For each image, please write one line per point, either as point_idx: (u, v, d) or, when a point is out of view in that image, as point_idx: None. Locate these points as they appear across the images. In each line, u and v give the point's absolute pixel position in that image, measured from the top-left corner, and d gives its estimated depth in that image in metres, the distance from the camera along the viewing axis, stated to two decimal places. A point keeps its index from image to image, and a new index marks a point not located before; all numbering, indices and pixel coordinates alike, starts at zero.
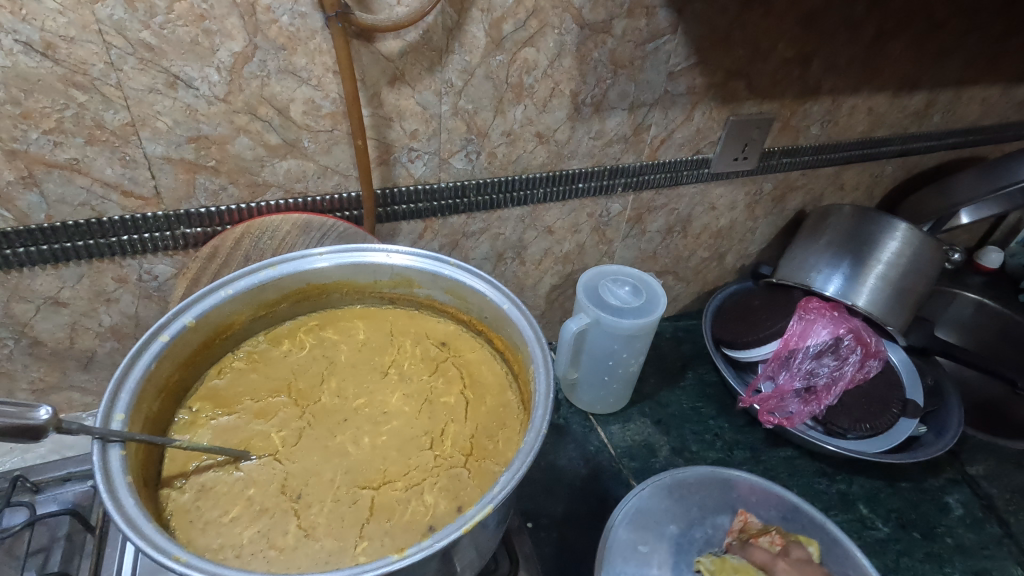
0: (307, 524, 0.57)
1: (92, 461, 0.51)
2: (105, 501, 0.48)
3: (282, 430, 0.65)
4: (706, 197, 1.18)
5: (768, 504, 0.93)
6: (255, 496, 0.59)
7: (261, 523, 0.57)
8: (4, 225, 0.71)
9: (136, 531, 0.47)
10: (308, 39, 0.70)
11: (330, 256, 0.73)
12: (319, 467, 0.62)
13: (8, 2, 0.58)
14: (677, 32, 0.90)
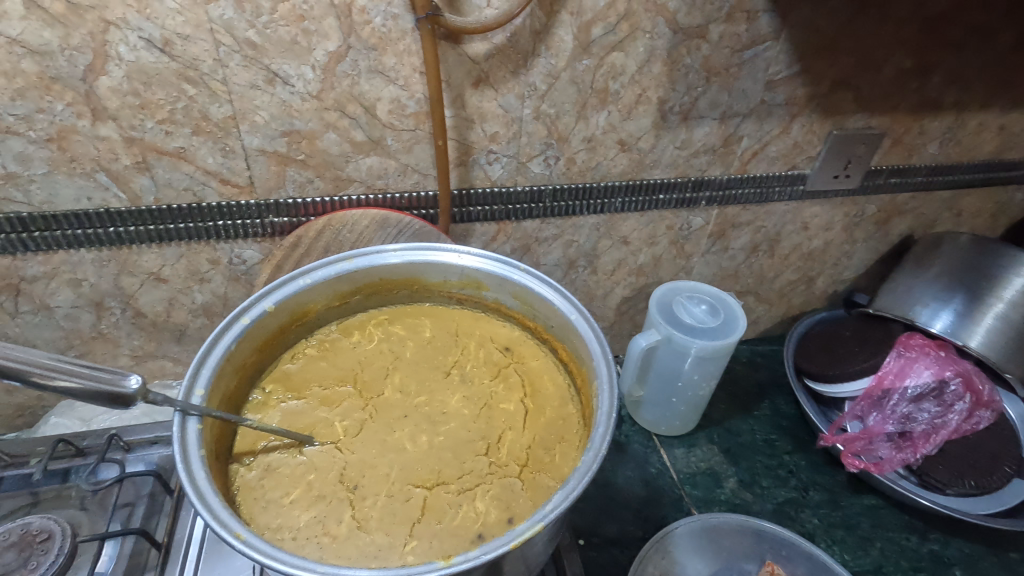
0: (360, 517, 0.58)
1: (172, 431, 0.54)
2: (179, 472, 0.51)
3: (344, 420, 0.67)
4: (798, 216, 1.10)
5: (799, 562, 0.90)
6: (315, 481, 0.61)
7: (317, 509, 0.59)
8: (119, 205, 0.78)
9: (205, 504, 0.49)
10: (398, 40, 0.72)
11: (403, 252, 0.75)
12: (377, 460, 0.63)
13: (135, 2, 0.63)
14: (780, 38, 0.84)
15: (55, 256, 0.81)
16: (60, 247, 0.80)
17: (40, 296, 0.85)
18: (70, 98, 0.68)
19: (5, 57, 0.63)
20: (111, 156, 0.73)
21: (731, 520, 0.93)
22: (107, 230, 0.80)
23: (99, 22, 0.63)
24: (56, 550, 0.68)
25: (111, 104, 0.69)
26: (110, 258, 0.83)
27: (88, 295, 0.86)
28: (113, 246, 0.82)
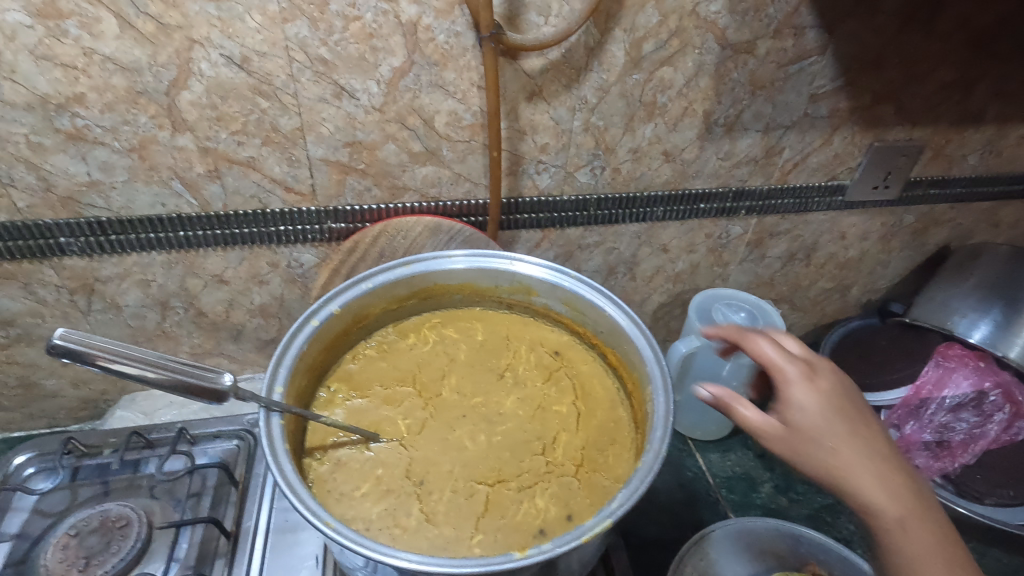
0: (428, 510, 0.62)
1: (258, 426, 0.58)
2: (268, 464, 0.55)
3: (407, 418, 0.70)
4: (835, 226, 1.12)
5: (837, 565, 0.90)
6: (384, 475, 0.64)
7: (387, 502, 0.62)
8: (190, 211, 0.82)
9: (296, 496, 0.53)
10: (459, 56, 0.75)
11: (458, 258, 0.78)
12: (440, 457, 0.66)
13: (219, 22, 0.67)
14: (825, 53, 0.86)
15: (127, 258, 0.85)
16: (132, 250, 0.84)
17: (111, 296, 0.89)
18: (154, 110, 0.72)
19: (97, 73, 0.68)
20: (186, 165, 0.78)
21: (766, 524, 0.94)
22: (177, 234, 0.84)
23: (185, 41, 0.67)
24: (135, 535, 0.73)
25: (190, 117, 0.73)
26: (178, 260, 0.87)
27: (155, 295, 0.91)
28: (181, 249, 0.86)
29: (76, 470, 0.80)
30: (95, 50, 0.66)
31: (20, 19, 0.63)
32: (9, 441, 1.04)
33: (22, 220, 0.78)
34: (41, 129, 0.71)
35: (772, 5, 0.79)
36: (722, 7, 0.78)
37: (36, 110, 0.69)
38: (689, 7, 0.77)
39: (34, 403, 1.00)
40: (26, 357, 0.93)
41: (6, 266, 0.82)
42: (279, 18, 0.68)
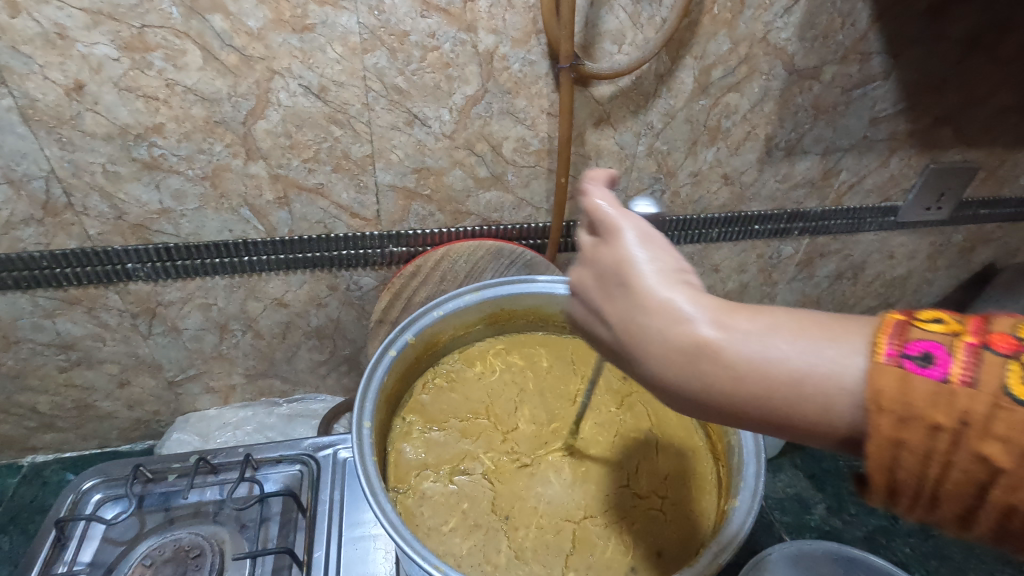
0: (518, 548, 0.62)
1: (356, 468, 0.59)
2: (373, 505, 0.57)
3: (489, 452, 0.71)
4: (885, 245, 1.11)
5: None
6: (471, 510, 0.65)
7: (477, 538, 0.63)
8: (257, 236, 0.82)
9: (403, 538, 0.55)
10: (531, 84, 0.75)
11: (537, 282, 0.77)
12: (526, 491, 0.67)
13: (300, 53, 0.67)
14: (889, 77, 0.86)
15: (191, 283, 0.85)
16: (196, 275, 0.84)
17: (172, 319, 0.89)
18: (230, 139, 0.72)
19: (178, 104, 0.68)
20: (256, 192, 0.77)
21: (824, 548, 0.91)
22: (241, 259, 0.84)
23: (266, 72, 0.68)
24: (208, 566, 0.73)
25: (264, 145, 0.73)
26: (241, 284, 0.87)
27: (215, 318, 0.91)
28: (245, 273, 0.86)
29: (143, 496, 0.79)
30: (178, 81, 0.66)
31: (107, 52, 0.63)
32: (62, 462, 1.04)
33: (92, 247, 0.78)
34: (118, 158, 0.71)
35: (841, 32, 0.79)
36: (792, 34, 0.78)
37: (115, 139, 0.69)
38: (760, 34, 0.77)
39: (88, 424, 1.01)
40: (85, 380, 0.94)
41: (72, 291, 0.82)
42: (359, 49, 0.68)
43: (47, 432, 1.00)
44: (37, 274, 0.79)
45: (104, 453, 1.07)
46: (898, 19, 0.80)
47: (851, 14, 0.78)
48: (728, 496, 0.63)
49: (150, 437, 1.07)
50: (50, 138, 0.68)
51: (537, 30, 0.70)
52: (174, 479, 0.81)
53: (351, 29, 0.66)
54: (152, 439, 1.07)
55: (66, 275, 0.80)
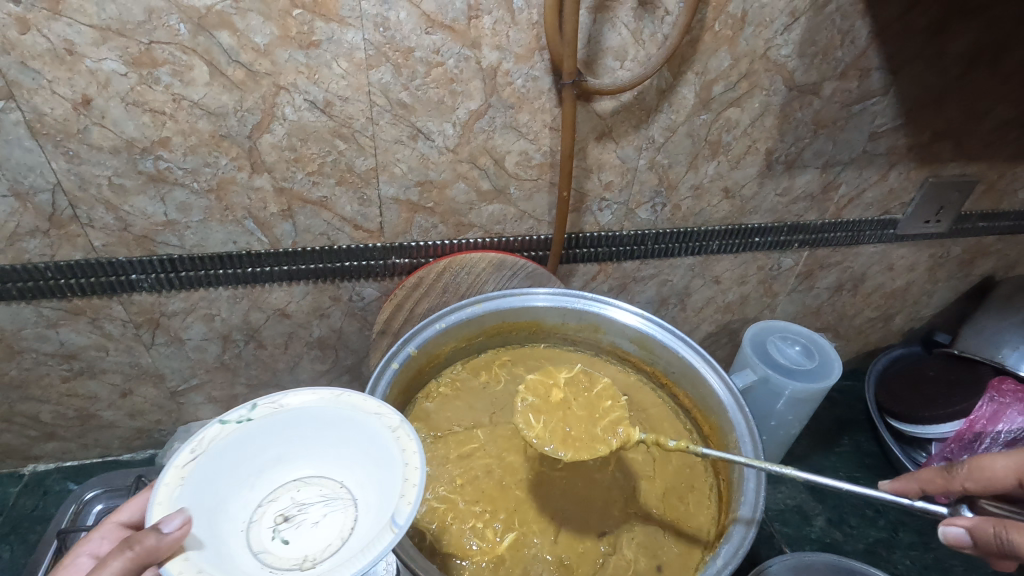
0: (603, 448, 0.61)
1: None
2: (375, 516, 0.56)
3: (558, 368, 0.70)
4: (884, 257, 1.12)
5: None
6: (542, 421, 0.63)
7: (553, 448, 0.61)
8: (260, 247, 0.83)
9: (401, 550, 0.54)
10: (535, 99, 0.76)
11: (545, 294, 0.78)
12: (599, 402, 0.66)
13: (306, 69, 0.68)
14: (888, 93, 0.87)
15: (195, 294, 0.85)
16: (200, 286, 0.85)
17: (175, 330, 0.89)
18: (235, 153, 0.73)
19: (184, 118, 0.69)
20: (261, 205, 0.78)
21: (825, 559, 0.90)
22: (245, 270, 0.84)
23: (272, 87, 0.68)
24: None
25: (269, 158, 0.74)
26: (244, 295, 0.87)
27: (218, 329, 0.91)
28: (248, 284, 0.86)
29: None
30: (185, 96, 0.67)
31: (115, 67, 0.64)
32: (63, 471, 1.04)
33: (97, 258, 0.78)
34: (124, 171, 0.71)
35: (841, 48, 0.80)
36: (792, 51, 0.79)
37: (122, 153, 0.70)
38: (761, 51, 0.78)
39: (91, 433, 1.01)
40: (87, 390, 0.94)
41: (76, 302, 0.83)
42: (365, 64, 0.69)
43: (49, 442, 1.00)
44: (41, 285, 0.79)
45: (105, 462, 1.07)
46: (897, 36, 0.80)
47: (851, 32, 0.79)
48: (728, 514, 0.63)
49: (152, 445, 1.07)
50: (57, 152, 0.68)
51: (541, 46, 0.71)
52: None
53: (357, 45, 0.67)
54: (153, 448, 1.08)
55: (70, 286, 0.80)
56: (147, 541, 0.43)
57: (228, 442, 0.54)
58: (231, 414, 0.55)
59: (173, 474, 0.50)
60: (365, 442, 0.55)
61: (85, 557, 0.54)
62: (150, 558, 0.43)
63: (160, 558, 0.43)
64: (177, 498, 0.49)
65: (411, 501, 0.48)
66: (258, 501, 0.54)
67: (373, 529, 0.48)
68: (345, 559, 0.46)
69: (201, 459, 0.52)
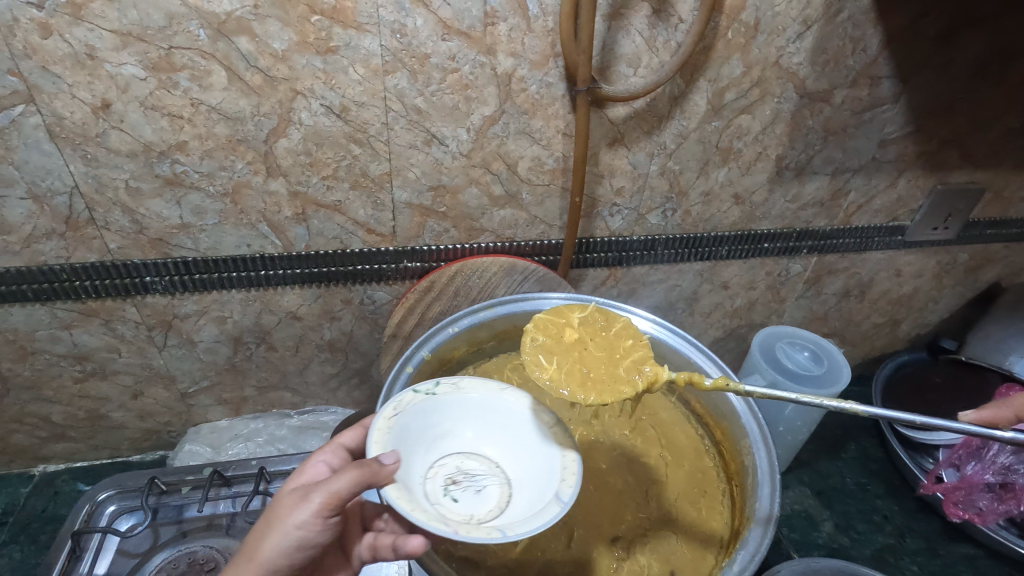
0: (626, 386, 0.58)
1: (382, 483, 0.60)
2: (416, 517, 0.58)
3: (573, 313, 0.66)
4: (892, 264, 1.12)
5: None
6: (556, 362, 0.60)
7: (571, 387, 0.57)
8: (274, 250, 0.83)
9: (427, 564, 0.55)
10: (548, 105, 0.76)
11: (557, 299, 0.79)
12: (618, 342, 0.63)
13: (323, 74, 0.68)
14: (899, 101, 0.87)
15: (207, 296, 0.86)
16: (213, 288, 0.85)
17: (187, 332, 0.90)
18: (251, 157, 0.73)
19: (202, 123, 0.69)
20: (275, 209, 0.79)
21: (832, 564, 0.90)
22: (258, 273, 0.85)
23: (289, 92, 0.69)
24: None
25: (285, 162, 0.75)
26: (256, 297, 0.88)
27: (229, 331, 0.91)
28: (260, 287, 0.87)
29: (157, 509, 0.80)
30: (203, 101, 0.68)
31: (134, 71, 0.64)
32: (73, 472, 1.05)
33: (112, 260, 0.79)
34: (141, 174, 0.72)
35: (852, 57, 0.81)
36: (804, 59, 0.79)
37: (139, 157, 0.70)
38: (774, 58, 0.79)
39: (100, 434, 1.01)
40: (98, 391, 0.94)
41: (90, 304, 0.83)
42: (381, 70, 0.69)
43: (59, 442, 1.01)
44: (56, 287, 0.80)
45: (114, 463, 1.07)
46: (908, 45, 0.81)
47: (862, 40, 0.79)
48: (742, 519, 0.64)
49: (160, 447, 1.08)
50: (75, 155, 0.69)
51: (556, 53, 0.72)
52: (188, 491, 0.81)
53: (374, 52, 0.68)
54: (162, 450, 1.08)
55: (85, 288, 0.81)
56: (374, 466, 0.47)
57: (421, 406, 0.58)
58: (421, 385, 0.59)
59: (380, 422, 0.54)
60: (530, 427, 0.60)
61: (321, 465, 0.56)
62: (374, 480, 0.47)
63: (382, 483, 0.48)
64: (387, 441, 0.53)
65: (570, 485, 0.53)
66: (429, 462, 0.56)
67: (536, 505, 0.52)
68: (514, 521, 0.50)
69: (402, 415, 0.56)
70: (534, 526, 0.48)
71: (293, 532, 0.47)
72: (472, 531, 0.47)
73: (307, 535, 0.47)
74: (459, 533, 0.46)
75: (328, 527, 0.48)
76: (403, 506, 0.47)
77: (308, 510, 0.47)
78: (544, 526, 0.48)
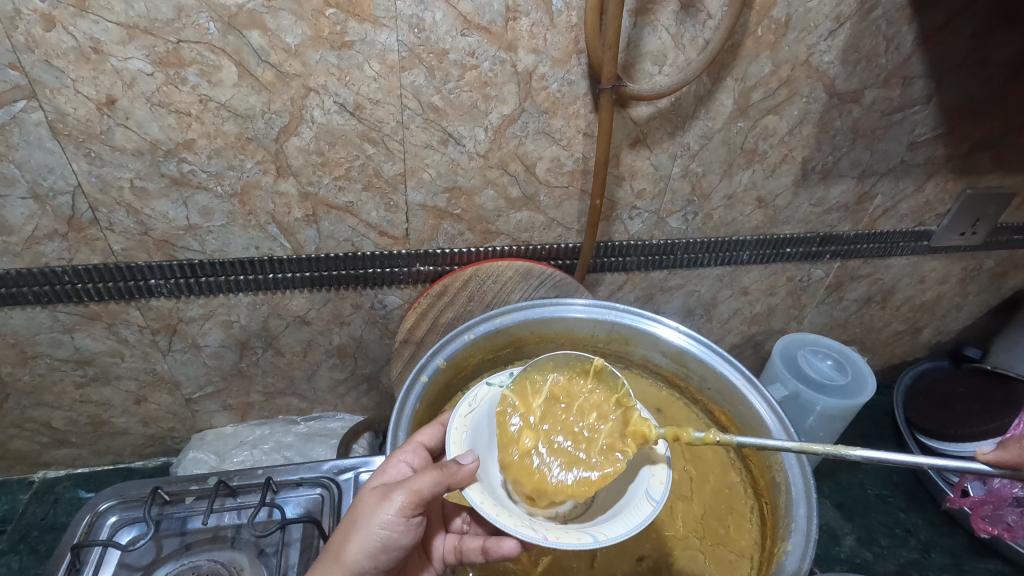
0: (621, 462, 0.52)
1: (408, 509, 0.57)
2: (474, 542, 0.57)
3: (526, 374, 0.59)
4: (916, 270, 1.09)
5: None
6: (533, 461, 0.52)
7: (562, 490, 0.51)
8: (283, 253, 0.80)
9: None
10: (570, 104, 0.73)
11: (576, 305, 0.76)
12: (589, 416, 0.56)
13: (338, 70, 0.66)
14: (930, 102, 0.84)
15: (214, 300, 0.83)
16: (219, 291, 0.82)
17: (193, 336, 0.87)
18: (261, 156, 0.70)
19: (210, 120, 0.66)
20: (284, 210, 0.76)
21: None
22: (266, 276, 0.82)
23: (301, 89, 0.66)
24: None
25: (295, 162, 0.72)
26: (264, 301, 0.85)
27: (236, 335, 0.88)
28: (268, 291, 0.84)
29: (160, 520, 0.77)
30: (211, 97, 0.65)
31: (141, 66, 0.61)
32: (74, 478, 1.02)
33: (116, 263, 0.76)
34: (147, 174, 0.69)
35: (885, 55, 0.78)
36: (835, 57, 0.76)
37: (145, 155, 0.68)
38: (803, 57, 0.76)
39: (102, 440, 0.99)
40: (101, 396, 0.92)
41: (93, 307, 0.80)
42: (397, 66, 0.66)
43: (60, 448, 0.98)
44: (58, 289, 0.77)
45: (116, 470, 1.04)
46: (943, 43, 0.78)
47: (896, 38, 0.76)
48: (774, 540, 0.61)
49: (164, 453, 1.05)
50: (78, 153, 0.66)
51: (579, 50, 0.69)
52: (192, 501, 0.78)
53: (390, 47, 0.65)
54: (166, 456, 1.06)
55: (87, 291, 0.78)
56: (453, 468, 0.49)
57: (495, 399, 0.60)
58: (495, 377, 0.61)
59: (458, 419, 0.57)
60: None
61: (402, 465, 0.56)
62: (453, 480, 0.49)
63: (460, 483, 0.50)
64: (464, 440, 0.55)
65: (662, 481, 0.53)
66: None
67: (626, 502, 0.53)
68: (602, 522, 0.51)
69: (477, 411, 0.58)
70: (627, 528, 0.49)
71: (379, 531, 0.50)
72: (561, 537, 0.48)
73: (392, 534, 0.50)
74: (548, 539, 0.47)
75: (411, 527, 0.51)
76: (489, 512, 0.48)
77: (391, 509, 0.50)
78: (638, 526, 0.49)
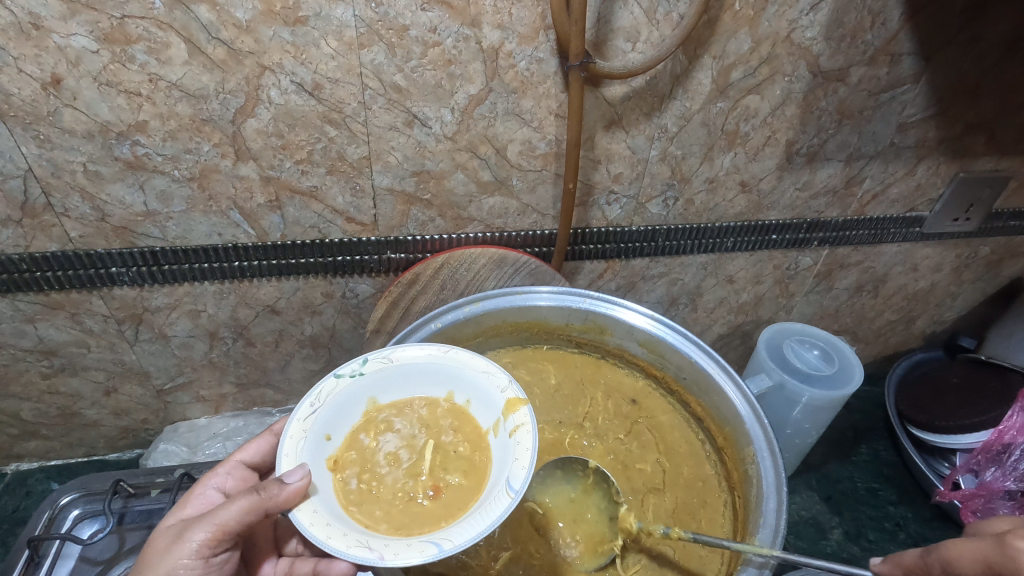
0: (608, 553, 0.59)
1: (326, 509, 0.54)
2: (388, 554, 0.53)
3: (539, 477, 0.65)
4: (908, 258, 1.06)
5: None
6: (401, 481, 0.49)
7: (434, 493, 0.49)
8: (247, 240, 0.78)
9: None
10: (539, 84, 0.70)
11: (546, 293, 0.74)
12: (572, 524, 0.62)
13: (293, 48, 0.63)
14: (920, 81, 0.81)
15: (178, 289, 0.81)
16: (184, 280, 0.80)
17: (160, 326, 0.85)
18: (218, 138, 0.68)
19: (162, 101, 0.64)
20: (246, 195, 0.73)
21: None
22: (232, 264, 0.80)
23: (256, 68, 0.63)
24: None
25: (255, 145, 0.69)
26: (231, 290, 0.83)
27: (204, 325, 0.86)
28: (235, 279, 0.82)
29: (123, 513, 0.75)
30: (162, 76, 0.62)
31: (85, 43, 0.59)
32: (47, 471, 1.01)
33: (74, 250, 0.74)
34: (100, 157, 0.67)
35: (871, 31, 0.74)
36: (818, 33, 0.73)
37: (96, 138, 0.65)
38: (784, 33, 0.72)
39: (74, 432, 0.97)
40: (69, 387, 0.90)
41: (54, 296, 0.78)
42: (356, 43, 0.64)
43: (31, 440, 0.97)
44: (16, 278, 0.75)
45: (91, 462, 1.03)
46: (932, 18, 0.74)
47: (882, 13, 0.73)
48: (744, 535, 0.59)
49: (138, 445, 1.03)
50: (27, 135, 0.64)
51: (547, 25, 0.66)
52: (158, 494, 0.77)
53: (347, 23, 0.62)
54: (141, 448, 1.04)
55: (46, 280, 0.76)
56: (270, 490, 0.45)
57: (345, 393, 0.53)
58: (344, 368, 0.55)
59: (296, 425, 0.50)
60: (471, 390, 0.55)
61: (210, 492, 0.56)
62: (271, 504, 0.44)
63: (282, 505, 0.44)
64: (301, 451, 0.48)
65: (525, 465, 0.47)
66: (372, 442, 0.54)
67: (489, 495, 0.46)
68: (455, 523, 0.45)
69: (320, 412, 0.51)
70: (476, 531, 0.43)
71: None
72: (399, 554, 0.42)
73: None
74: (384, 561, 0.41)
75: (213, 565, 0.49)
76: (315, 536, 0.42)
77: (189, 551, 0.47)
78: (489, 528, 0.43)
